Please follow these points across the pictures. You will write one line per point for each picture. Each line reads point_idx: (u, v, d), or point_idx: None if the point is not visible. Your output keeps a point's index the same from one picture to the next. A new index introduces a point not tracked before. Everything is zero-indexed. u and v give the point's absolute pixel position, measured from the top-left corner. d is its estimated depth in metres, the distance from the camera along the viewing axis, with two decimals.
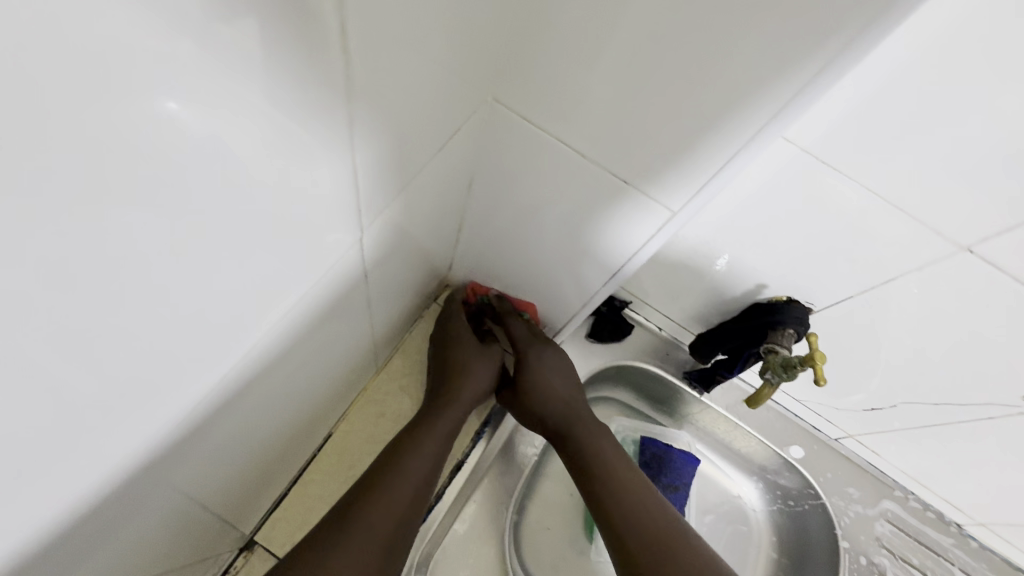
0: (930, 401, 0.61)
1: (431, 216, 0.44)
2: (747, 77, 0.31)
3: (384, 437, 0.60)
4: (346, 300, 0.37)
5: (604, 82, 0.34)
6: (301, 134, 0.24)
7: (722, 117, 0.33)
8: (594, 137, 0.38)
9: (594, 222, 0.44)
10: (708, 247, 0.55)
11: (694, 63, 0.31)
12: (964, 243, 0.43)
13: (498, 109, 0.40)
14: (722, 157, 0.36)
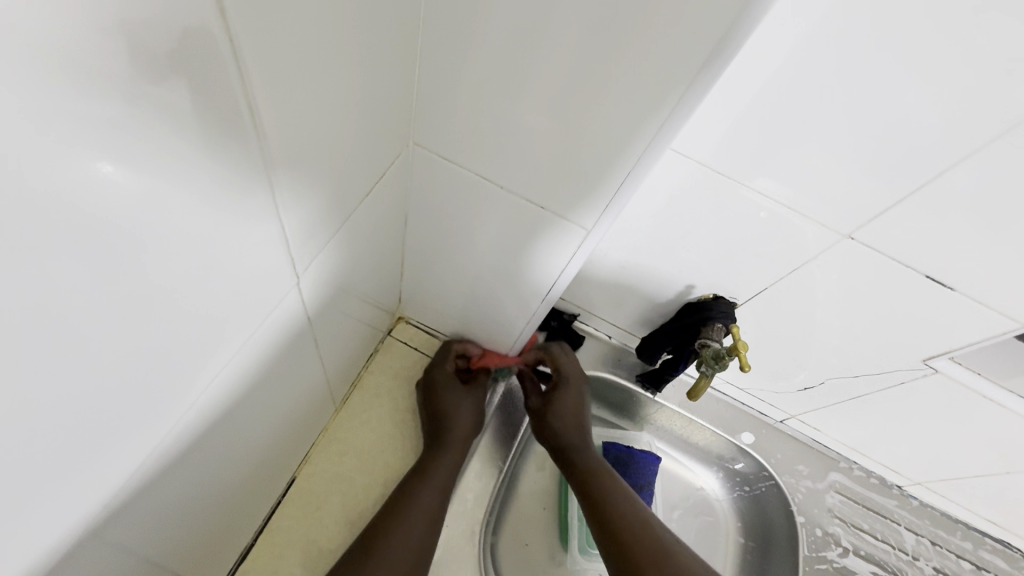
0: (852, 374, 0.68)
1: (369, 253, 0.49)
2: (620, 111, 0.35)
3: (351, 474, 0.62)
4: (287, 342, 0.41)
5: (501, 123, 0.39)
6: (231, 201, 0.27)
7: (608, 149, 0.38)
8: (503, 171, 0.43)
9: (522, 243, 0.49)
10: (639, 256, 0.64)
11: (572, 104, 0.36)
12: (845, 231, 0.51)
13: (420, 154, 0.46)
14: (619, 180, 0.40)
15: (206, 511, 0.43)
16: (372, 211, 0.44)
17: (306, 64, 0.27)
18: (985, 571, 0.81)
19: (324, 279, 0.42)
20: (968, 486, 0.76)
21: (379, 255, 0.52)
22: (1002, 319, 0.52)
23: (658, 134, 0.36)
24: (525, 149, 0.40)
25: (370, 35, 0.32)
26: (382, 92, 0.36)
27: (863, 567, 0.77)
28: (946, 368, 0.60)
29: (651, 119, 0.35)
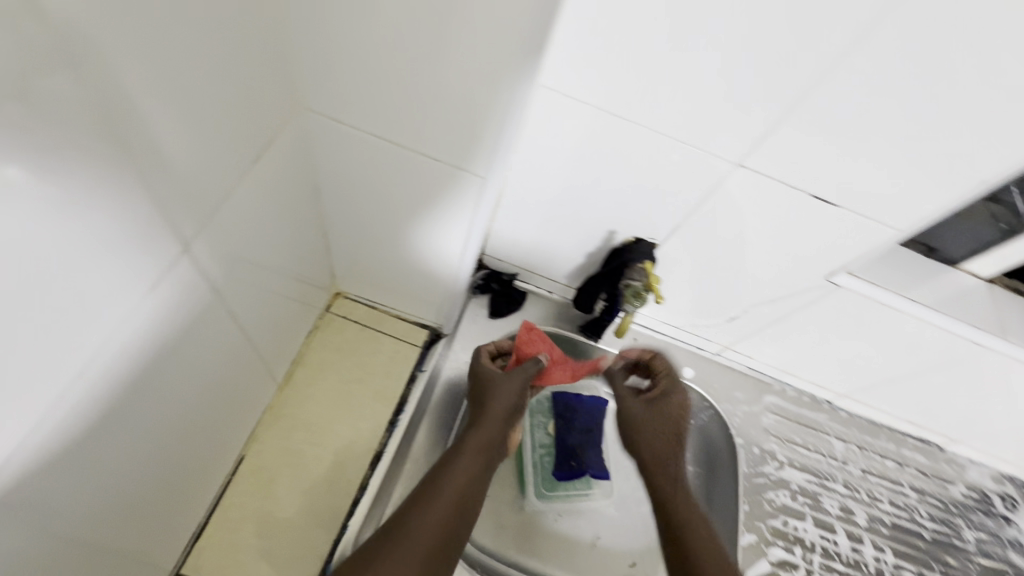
0: (769, 299, 0.72)
1: (274, 222, 0.49)
2: (479, 50, 0.36)
3: (301, 447, 0.63)
4: (194, 314, 0.42)
5: (377, 76, 0.40)
6: (80, 170, 0.27)
7: (480, 91, 0.39)
8: (392, 126, 0.44)
9: (430, 198, 0.50)
10: (559, 204, 0.68)
11: (434, 49, 0.37)
12: (735, 160, 0.54)
13: (313, 119, 0.46)
14: (498, 121, 0.41)
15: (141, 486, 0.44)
16: (266, 178, 0.44)
17: (140, 23, 0.28)
18: (907, 466, 0.89)
19: (226, 248, 0.43)
20: (885, 391, 0.83)
21: (290, 226, 0.52)
22: (883, 230, 0.57)
23: (522, 71, 0.38)
24: (403, 100, 0.42)
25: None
26: (246, 49, 0.37)
27: (798, 476, 0.83)
28: (847, 283, 0.65)
29: (513, 57, 0.36)
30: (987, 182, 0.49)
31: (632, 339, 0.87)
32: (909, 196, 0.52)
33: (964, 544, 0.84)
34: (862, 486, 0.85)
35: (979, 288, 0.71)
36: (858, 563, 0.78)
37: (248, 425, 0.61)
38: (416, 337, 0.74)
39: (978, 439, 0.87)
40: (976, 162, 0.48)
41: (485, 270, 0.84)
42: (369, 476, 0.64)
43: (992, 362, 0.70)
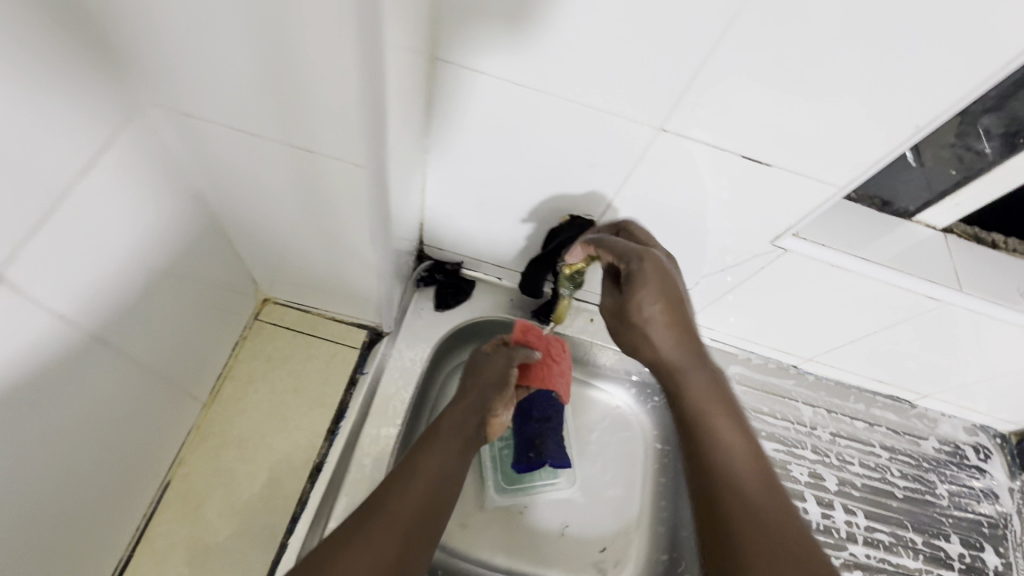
0: (719, 269, 0.69)
1: (143, 238, 0.44)
2: (318, 30, 0.30)
3: (232, 466, 0.60)
4: (52, 343, 0.37)
5: (219, 65, 0.34)
6: None
7: (333, 78, 0.33)
8: (255, 122, 0.38)
9: (321, 199, 0.45)
10: (489, 186, 0.64)
11: (268, 27, 0.31)
12: (657, 125, 0.51)
13: (174, 116, 0.41)
14: (362, 113, 0.35)
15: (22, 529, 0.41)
16: (112, 186, 0.39)
17: None
18: (877, 425, 0.87)
19: (72, 275, 0.37)
20: (850, 352, 0.80)
21: (170, 239, 0.47)
22: (822, 187, 0.53)
23: (367, 64, 0.31)
24: (250, 91, 0.36)
25: None
26: (47, 38, 0.31)
27: (766, 446, 0.81)
28: (794, 246, 0.62)
29: (353, 47, 0.30)
30: (920, 128, 0.46)
31: (588, 318, 0.85)
32: (842, 151, 0.49)
33: (938, 499, 0.83)
34: (831, 450, 0.83)
35: (935, 238, 0.68)
36: (829, 528, 0.77)
37: (169, 449, 0.57)
38: (353, 339, 0.71)
39: (948, 392, 0.84)
40: (907, 106, 0.45)
41: (428, 261, 0.80)
42: (308, 489, 0.61)
43: (952, 316, 0.67)
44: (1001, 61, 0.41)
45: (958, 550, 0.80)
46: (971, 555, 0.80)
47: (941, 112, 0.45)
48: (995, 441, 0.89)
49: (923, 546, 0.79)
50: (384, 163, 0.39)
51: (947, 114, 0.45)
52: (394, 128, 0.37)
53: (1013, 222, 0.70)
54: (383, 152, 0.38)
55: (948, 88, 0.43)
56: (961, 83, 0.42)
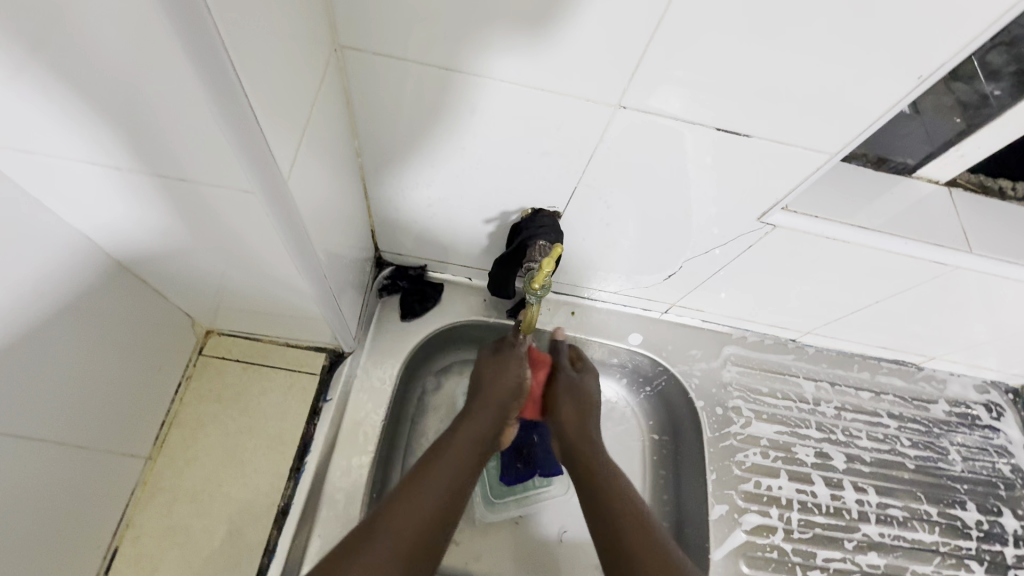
0: (704, 251, 0.63)
1: (0, 303, 0.37)
2: (131, 24, 0.24)
3: (186, 520, 0.55)
4: None
5: (39, 89, 0.28)
6: None
7: (177, 86, 0.27)
8: (110, 148, 0.32)
9: (222, 224, 0.39)
10: (437, 186, 0.57)
11: (74, 33, 0.25)
12: (613, 102, 0.44)
13: (17, 156, 0.34)
14: (226, 122, 0.29)
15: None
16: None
17: None
18: (884, 394, 0.82)
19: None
20: (851, 322, 0.75)
21: (42, 298, 0.41)
22: (809, 155, 0.47)
23: (217, 77, 0.27)
24: (95, 120, 0.30)
25: None
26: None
27: (768, 429, 0.76)
28: (783, 221, 0.56)
29: (191, 61, 0.26)
30: (923, 79, 0.39)
31: (569, 311, 0.78)
32: (830, 113, 0.42)
33: (951, 465, 0.79)
34: (837, 426, 0.79)
35: (938, 193, 0.61)
36: (840, 510, 0.73)
37: (111, 513, 0.52)
38: (312, 364, 0.65)
39: (957, 352, 0.79)
40: (908, 53, 0.37)
41: (389, 268, 0.73)
42: (275, 536, 0.56)
43: (960, 278, 0.61)
44: None
45: (975, 518, 0.76)
46: (988, 521, 0.76)
47: (948, 58, 0.38)
48: (1008, 397, 0.85)
49: (939, 517, 0.75)
50: (280, 186, 0.35)
51: (954, 61, 0.38)
52: (274, 132, 0.32)
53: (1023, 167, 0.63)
54: (274, 172, 0.33)
55: (955, 28, 0.36)
56: (967, 23, 0.35)
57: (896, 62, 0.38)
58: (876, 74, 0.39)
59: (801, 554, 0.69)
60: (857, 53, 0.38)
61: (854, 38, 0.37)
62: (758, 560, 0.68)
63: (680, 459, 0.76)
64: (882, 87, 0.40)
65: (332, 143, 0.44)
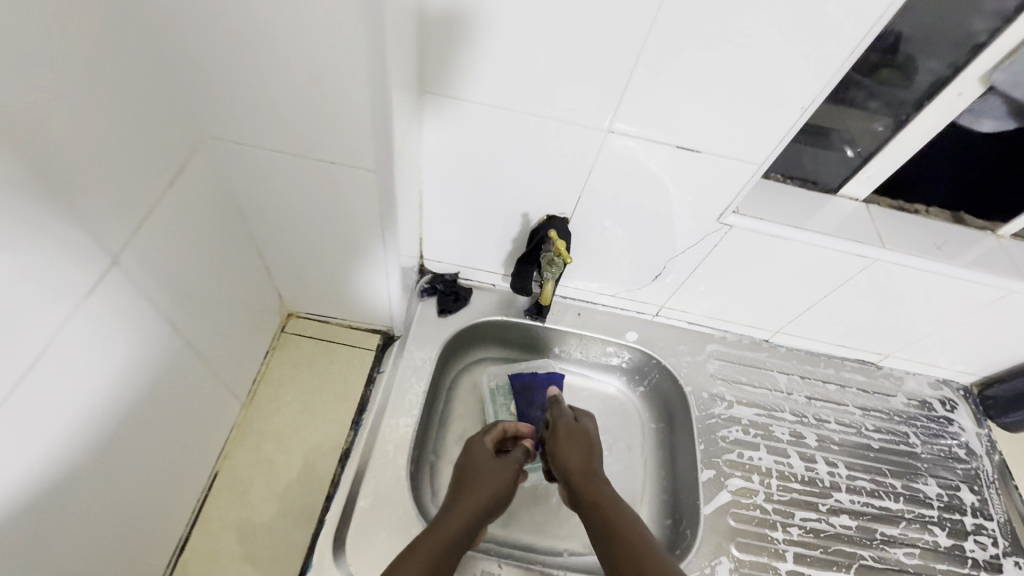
0: (681, 251, 0.80)
1: (193, 246, 0.55)
2: (336, 62, 0.45)
3: (269, 455, 0.69)
4: (135, 315, 0.49)
5: (263, 100, 0.49)
6: (21, 205, 0.35)
7: (351, 98, 0.48)
8: (288, 140, 0.53)
9: (340, 194, 0.58)
10: (475, 199, 0.76)
11: (302, 68, 0.46)
12: (605, 127, 0.64)
13: (219, 146, 0.54)
14: (372, 120, 0.49)
15: (112, 483, 0.51)
16: (179, 203, 0.52)
17: (45, 74, 0.35)
18: (848, 387, 0.95)
19: (139, 282, 0.49)
20: (811, 319, 0.90)
21: (213, 250, 0.59)
22: (745, 165, 0.65)
23: (377, 94, 0.47)
24: (289, 122, 0.51)
25: (113, 49, 0.41)
26: (137, 89, 0.44)
27: (748, 412, 0.89)
28: (738, 222, 0.73)
29: (366, 85, 0.46)
30: (805, 108, 0.59)
31: (576, 312, 0.94)
32: (748, 135, 0.62)
33: (912, 447, 0.90)
34: (808, 411, 0.91)
35: (859, 210, 0.78)
36: (813, 480, 0.83)
37: (215, 442, 0.66)
38: (367, 342, 0.81)
39: (907, 349, 0.93)
40: (794, 90, 0.57)
41: (429, 273, 0.90)
42: (338, 473, 0.69)
43: (884, 270, 0.77)
44: (847, 48, 0.53)
45: (936, 491, 0.86)
46: (948, 495, 0.86)
47: (818, 94, 0.57)
48: (960, 393, 0.98)
49: (902, 489, 0.85)
50: (389, 171, 0.54)
51: (822, 96, 0.57)
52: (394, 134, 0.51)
53: (931, 194, 0.79)
54: (387, 160, 0.53)
55: (819, 71, 0.55)
56: (823, 72, 0.55)
57: (787, 98, 0.58)
58: (779, 105, 0.58)
59: (781, 513, 0.79)
60: (765, 90, 0.57)
61: (757, 82, 0.57)
62: (742, 515, 0.78)
63: (674, 438, 0.89)
64: (782, 115, 0.59)
65: (411, 153, 0.63)
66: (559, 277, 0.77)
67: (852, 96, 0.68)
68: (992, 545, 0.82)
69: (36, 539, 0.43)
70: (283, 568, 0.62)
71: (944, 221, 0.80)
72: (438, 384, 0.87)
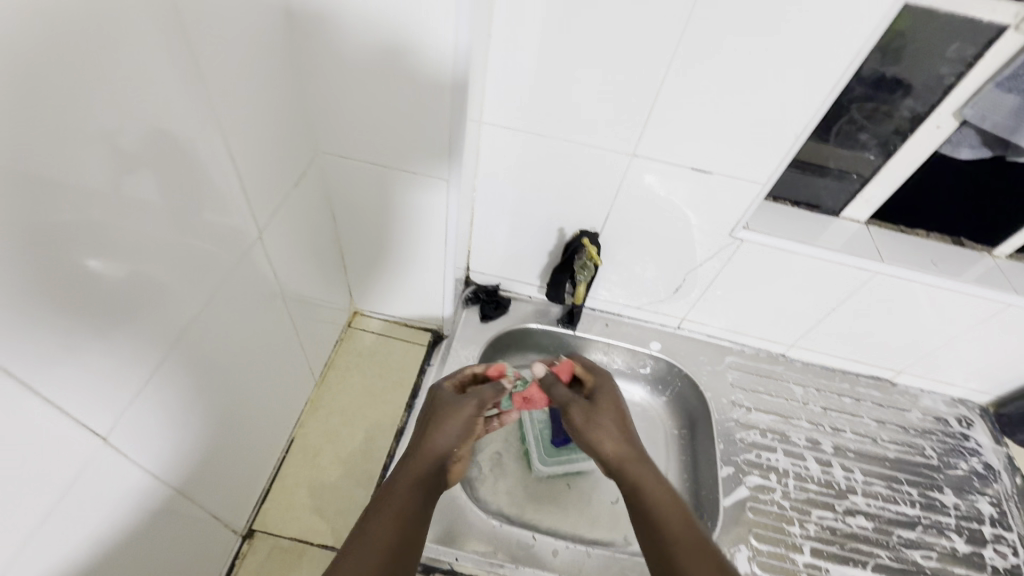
0: (698, 264, 0.90)
1: (300, 241, 0.70)
2: (424, 91, 0.61)
3: (336, 428, 0.81)
4: (256, 290, 0.63)
5: (368, 124, 0.66)
6: (199, 191, 0.50)
7: (433, 119, 0.63)
8: (381, 156, 0.69)
9: (414, 199, 0.73)
10: (518, 215, 0.88)
11: (400, 98, 0.62)
12: (630, 152, 0.76)
13: (327, 162, 0.72)
14: (447, 136, 0.64)
15: (230, 420, 0.63)
16: (298, 203, 0.68)
17: (227, 100, 0.51)
18: (863, 400, 1.00)
19: (271, 261, 0.64)
20: (823, 332, 0.97)
21: (314, 245, 0.74)
22: (751, 184, 0.76)
23: (454, 115, 0.62)
24: (384, 141, 0.67)
25: (274, 85, 0.58)
26: (283, 117, 0.61)
27: (765, 418, 0.95)
28: (749, 237, 0.83)
29: (445, 109, 0.62)
30: (798, 136, 0.70)
31: (604, 323, 1.04)
32: (747, 162, 0.74)
33: (929, 459, 0.94)
34: (825, 420, 0.97)
35: (861, 230, 0.87)
36: (830, 482, 0.88)
37: (294, 412, 0.79)
38: (420, 339, 0.94)
39: (919, 366, 0.98)
40: (784, 121, 0.69)
41: (474, 284, 1.03)
42: (395, 446, 0.79)
43: (886, 283, 0.85)
44: (827, 87, 0.65)
45: (953, 501, 0.89)
46: (966, 505, 0.89)
47: (807, 124, 0.69)
48: (977, 412, 1.01)
49: (918, 496, 0.89)
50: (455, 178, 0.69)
51: (811, 124, 0.69)
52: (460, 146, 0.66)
53: (931, 220, 0.88)
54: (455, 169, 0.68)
55: (804, 106, 0.67)
56: (807, 107, 0.68)
57: (781, 127, 0.70)
58: (774, 132, 0.70)
59: (798, 510, 0.84)
60: (761, 120, 0.70)
61: (754, 114, 0.69)
62: (760, 510, 0.84)
63: (697, 441, 0.95)
64: (778, 141, 0.71)
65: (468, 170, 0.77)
66: (591, 278, 0.89)
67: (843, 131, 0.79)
68: (1013, 554, 0.84)
69: (191, 450, 0.57)
70: (347, 522, 0.72)
71: (941, 242, 0.88)
72: None
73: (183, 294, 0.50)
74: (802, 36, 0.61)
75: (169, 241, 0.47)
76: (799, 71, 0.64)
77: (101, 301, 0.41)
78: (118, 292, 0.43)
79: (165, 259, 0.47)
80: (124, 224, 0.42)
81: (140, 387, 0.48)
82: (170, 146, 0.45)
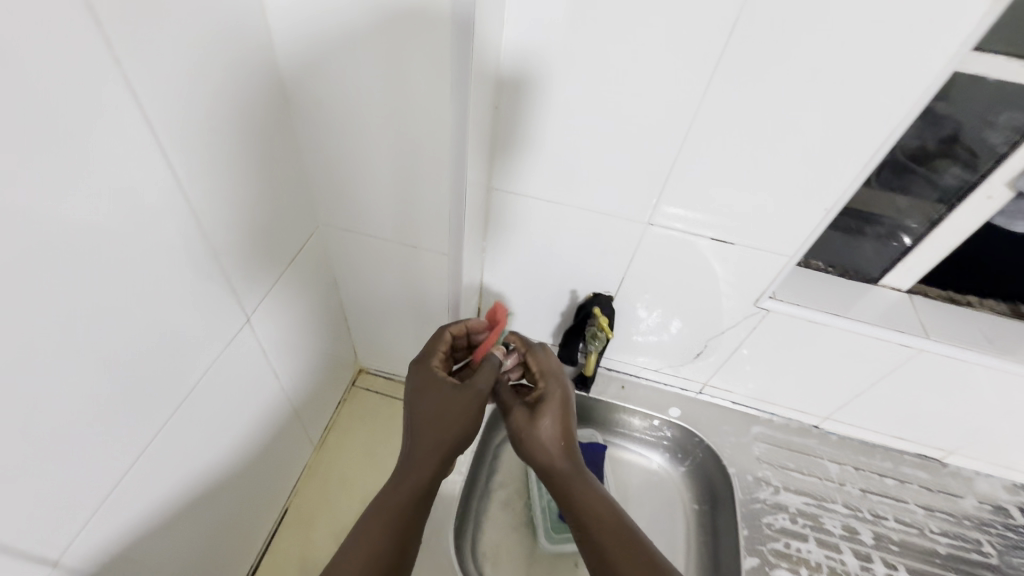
0: (719, 331, 0.84)
1: (296, 312, 0.70)
2: (427, 166, 0.59)
3: (330, 497, 0.79)
4: (244, 366, 0.62)
5: (369, 196, 0.65)
6: (184, 280, 0.49)
7: (437, 191, 0.61)
8: (382, 227, 0.68)
9: (419, 267, 0.71)
10: (529, 276, 0.85)
11: (404, 170, 0.60)
12: (645, 220, 0.72)
13: (325, 235, 0.71)
14: (450, 207, 0.62)
15: (216, 495, 0.62)
16: (295, 278, 0.68)
17: (217, 186, 0.51)
18: (908, 483, 0.91)
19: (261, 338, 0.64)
20: (860, 407, 0.89)
21: (311, 313, 0.74)
22: (778, 257, 0.71)
23: (459, 189, 0.60)
24: (386, 212, 0.66)
25: (270, 167, 0.58)
26: (280, 197, 0.61)
27: (795, 499, 0.87)
28: (774, 306, 0.77)
29: (450, 183, 0.60)
30: (829, 210, 0.65)
31: (620, 385, 0.98)
32: (771, 235, 0.69)
33: (987, 558, 0.83)
34: (863, 505, 0.88)
35: (902, 300, 0.80)
36: None
37: (287, 479, 0.77)
38: None
39: (973, 447, 0.88)
40: (810, 195, 0.64)
41: None
42: None
43: (930, 361, 0.77)
44: (861, 162, 0.60)
45: None
46: None
47: (841, 198, 0.64)
48: None
49: None
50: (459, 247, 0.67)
51: (845, 200, 0.64)
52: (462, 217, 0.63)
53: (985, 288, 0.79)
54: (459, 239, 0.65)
55: (836, 180, 0.62)
56: (838, 182, 0.62)
57: (809, 201, 0.65)
58: (800, 206, 0.66)
59: None
60: (788, 193, 0.65)
61: (780, 188, 0.65)
62: None
63: (716, 521, 0.88)
64: (805, 215, 0.66)
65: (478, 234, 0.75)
66: (603, 348, 0.84)
67: (880, 199, 0.73)
68: None
69: (171, 533, 0.56)
70: None
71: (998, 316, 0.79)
72: (483, 447, 0.94)
73: (164, 383, 0.50)
74: (827, 111, 0.57)
75: (147, 335, 0.47)
76: (824, 147, 0.60)
77: (67, 403, 0.41)
78: (86, 394, 0.42)
79: (141, 353, 0.47)
80: (95, 326, 0.41)
81: (112, 481, 0.47)
82: (150, 244, 0.44)
